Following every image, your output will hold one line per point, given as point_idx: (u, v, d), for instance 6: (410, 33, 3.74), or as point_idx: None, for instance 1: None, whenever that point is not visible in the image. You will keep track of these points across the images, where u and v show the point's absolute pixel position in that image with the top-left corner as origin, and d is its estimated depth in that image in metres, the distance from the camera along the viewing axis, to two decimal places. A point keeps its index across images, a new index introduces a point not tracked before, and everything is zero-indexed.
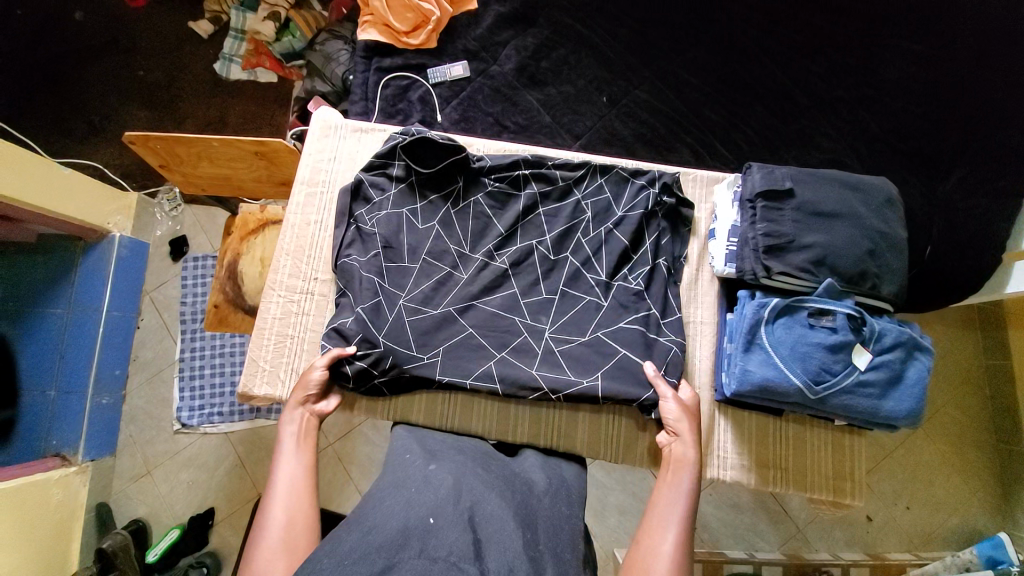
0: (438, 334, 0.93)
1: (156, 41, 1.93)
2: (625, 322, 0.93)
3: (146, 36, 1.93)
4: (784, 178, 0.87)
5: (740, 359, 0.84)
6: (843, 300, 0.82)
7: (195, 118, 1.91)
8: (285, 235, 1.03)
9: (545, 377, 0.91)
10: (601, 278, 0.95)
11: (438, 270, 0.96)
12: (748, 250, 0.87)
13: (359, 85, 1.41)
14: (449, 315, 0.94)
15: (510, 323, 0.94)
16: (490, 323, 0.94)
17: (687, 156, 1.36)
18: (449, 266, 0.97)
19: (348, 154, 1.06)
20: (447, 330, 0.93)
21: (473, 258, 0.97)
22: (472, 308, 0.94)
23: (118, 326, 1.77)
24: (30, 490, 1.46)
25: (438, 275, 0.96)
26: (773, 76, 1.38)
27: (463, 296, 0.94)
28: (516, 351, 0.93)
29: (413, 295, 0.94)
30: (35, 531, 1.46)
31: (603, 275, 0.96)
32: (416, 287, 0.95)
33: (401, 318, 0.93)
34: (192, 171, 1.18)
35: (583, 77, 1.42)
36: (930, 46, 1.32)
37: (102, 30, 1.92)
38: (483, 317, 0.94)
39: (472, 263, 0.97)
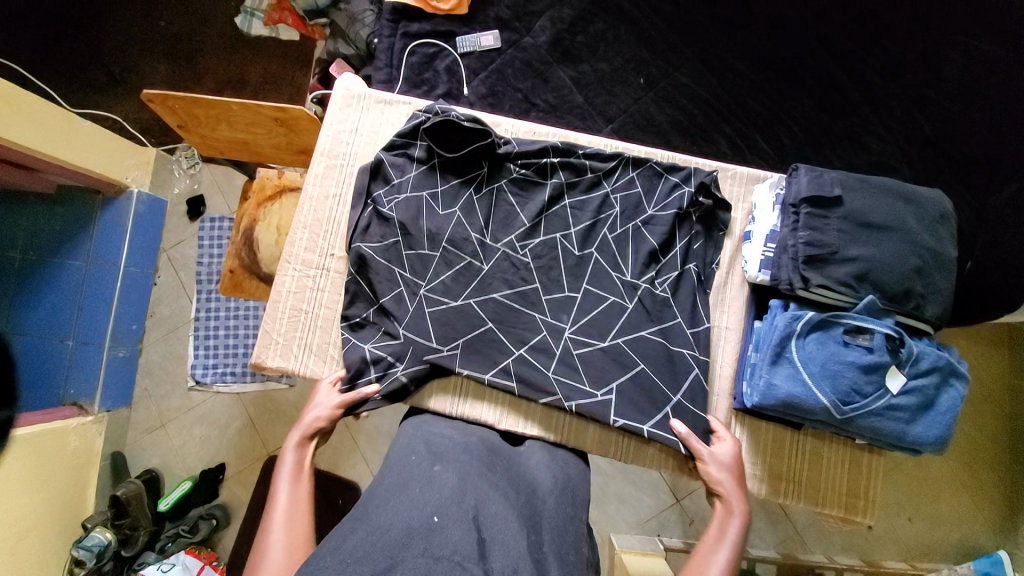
0: (456, 326, 0.91)
1: None
2: (648, 331, 0.90)
3: None
4: (833, 184, 0.82)
5: (766, 372, 0.80)
6: (883, 318, 0.78)
7: (214, 73, 1.86)
8: (302, 208, 1.00)
9: (562, 384, 0.89)
10: (626, 279, 0.92)
11: (459, 258, 0.93)
12: (786, 258, 0.82)
13: (384, 51, 1.35)
14: (468, 308, 0.92)
15: (529, 319, 0.92)
16: (509, 319, 0.92)
17: (723, 148, 1.29)
18: (470, 255, 0.94)
19: (371, 127, 1.02)
20: (465, 321, 0.91)
21: (495, 248, 0.94)
22: (490, 300, 0.92)
23: (135, 282, 1.78)
24: (48, 436, 1.51)
25: (458, 263, 0.93)
26: (824, 67, 1.29)
27: (483, 290, 0.93)
28: (533, 348, 0.91)
29: (432, 286, 0.92)
30: (53, 475, 1.51)
31: (628, 275, 0.92)
32: (436, 277, 0.93)
33: (420, 310, 0.91)
34: (211, 134, 1.15)
35: (620, 55, 1.34)
36: (1000, 44, 1.21)
37: None
38: (502, 310, 0.92)
39: (493, 253, 0.94)
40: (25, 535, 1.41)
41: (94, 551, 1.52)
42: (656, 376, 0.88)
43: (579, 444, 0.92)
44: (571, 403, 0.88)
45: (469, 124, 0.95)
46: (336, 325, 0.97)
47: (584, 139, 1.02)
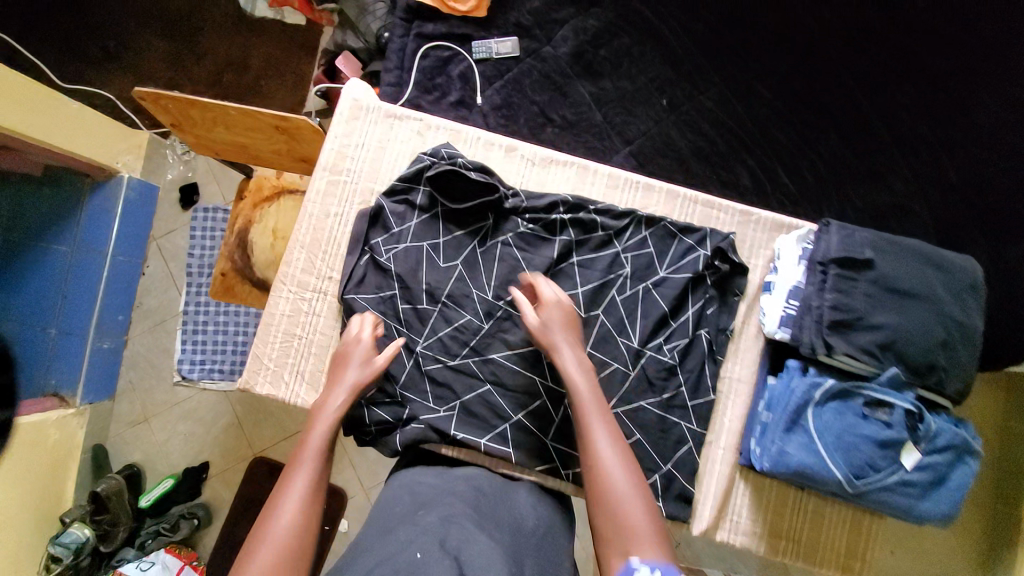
0: (455, 387, 0.92)
1: None
2: (647, 402, 0.88)
3: None
4: (864, 245, 0.78)
5: (779, 438, 0.77)
6: (904, 392, 0.75)
7: (214, 55, 1.76)
8: (300, 226, 0.96)
9: (558, 451, 0.91)
10: (632, 344, 0.89)
11: (459, 316, 0.93)
12: (810, 319, 0.78)
13: (395, 52, 1.28)
14: (467, 367, 0.92)
15: (529, 382, 0.91)
16: (508, 381, 0.91)
17: (742, 179, 1.24)
18: (470, 312, 0.93)
19: (377, 143, 0.97)
20: (464, 382, 0.92)
21: (497, 304, 0.92)
22: (490, 361, 0.92)
23: (122, 271, 1.71)
24: (26, 429, 1.47)
25: (458, 320, 0.92)
26: (853, 101, 1.24)
27: (481, 351, 0.92)
28: (532, 414, 0.91)
29: (429, 343, 0.92)
30: (31, 468, 1.47)
31: (635, 341, 0.89)
32: (435, 335, 0.92)
33: (417, 367, 0.92)
34: (206, 136, 1.09)
35: (643, 73, 1.27)
36: None
37: None
38: (500, 371, 0.91)
39: (494, 312, 0.92)
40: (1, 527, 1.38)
41: (72, 547, 1.49)
42: (649, 446, 0.86)
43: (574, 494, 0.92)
44: (567, 470, 0.91)
45: (476, 175, 0.94)
46: (330, 352, 0.93)
47: (603, 171, 0.97)
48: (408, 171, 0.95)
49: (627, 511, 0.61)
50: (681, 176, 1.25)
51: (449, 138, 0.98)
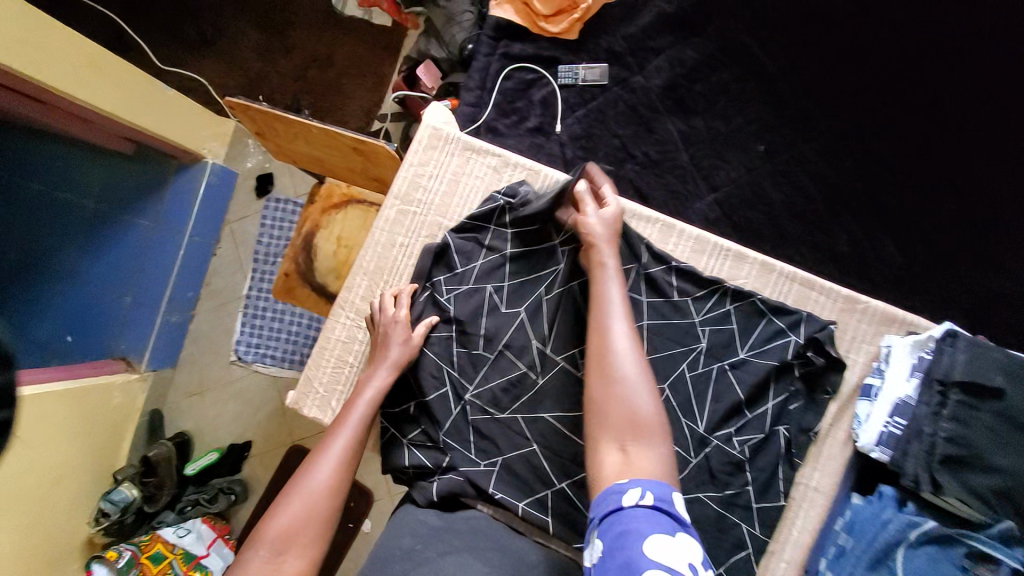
0: (499, 441, 0.87)
1: None
2: (706, 494, 0.77)
3: None
4: (998, 371, 0.66)
5: (854, 574, 0.68)
6: (1016, 548, 0.62)
7: (302, 51, 1.80)
8: (366, 253, 0.94)
9: None
10: (697, 430, 0.79)
11: (514, 367, 0.88)
12: (918, 447, 0.67)
13: (478, 70, 1.24)
14: (514, 423, 0.87)
15: (578, 449, 0.85)
16: (557, 444, 0.86)
17: (841, 244, 1.10)
18: (526, 365, 0.88)
19: (452, 176, 0.94)
20: (509, 437, 0.87)
21: (555, 361, 0.87)
22: (540, 420, 0.87)
23: (196, 251, 1.80)
24: (93, 389, 1.57)
25: (513, 372, 0.88)
26: (990, 169, 1.06)
27: (533, 407, 0.87)
28: (577, 484, 0.84)
29: (480, 392, 0.88)
30: (94, 427, 1.57)
31: (701, 426, 0.79)
32: (486, 384, 0.88)
33: (463, 415, 0.88)
34: (285, 145, 1.10)
35: (742, 115, 1.16)
36: None
37: None
38: (550, 433, 0.86)
39: (552, 368, 0.87)
40: (62, 481, 1.47)
41: (120, 505, 1.56)
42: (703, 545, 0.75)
43: None
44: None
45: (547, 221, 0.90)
46: None
47: (690, 232, 0.88)
48: (481, 210, 0.91)
49: (631, 403, 0.66)
50: (770, 233, 1.13)
51: (529, 178, 0.94)
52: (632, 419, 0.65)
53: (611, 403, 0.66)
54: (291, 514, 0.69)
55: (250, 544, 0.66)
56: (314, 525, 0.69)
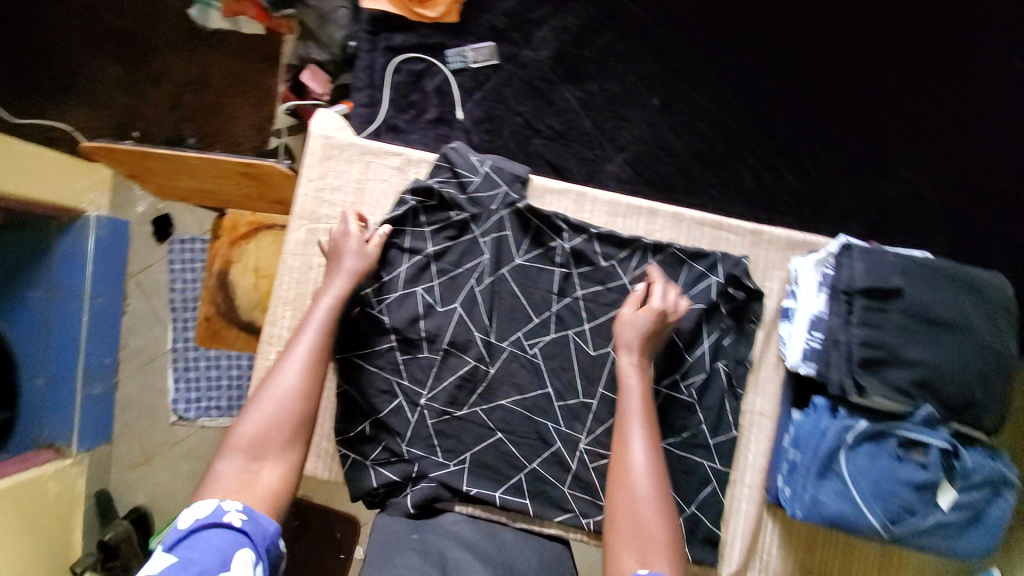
0: (463, 438, 0.87)
1: None
2: (666, 444, 0.82)
3: None
4: (892, 271, 0.72)
5: (811, 486, 0.72)
6: (939, 429, 0.70)
7: (172, 76, 1.64)
8: (282, 281, 0.88)
9: (576, 499, 0.86)
10: (645, 382, 0.83)
11: (462, 363, 0.87)
12: (838, 356, 0.72)
13: (364, 69, 1.19)
14: (475, 417, 0.87)
15: (540, 427, 0.87)
16: (519, 427, 0.87)
17: (744, 179, 1.16)
18: (474, 358, 0.87)
19: (356, 184, 0.90)
20: (473, 432, 0.87)
21: (501, 348, 0.88)
22: (499, 409, 0.87)
23: (105, 312, 1.65)
24: (25, 488, 1.41)
25: (462, 368, 0.87)
26: (856, 87, 1.15)
27: (490, 397, 0.87)
28: (546, 462, 0.87)
29: (434, 394, 0.86)
30: (36, 522, 1.44)
31: (648, 378, 0.84)
32: (439, 386, 0.86)
33: (423, 422, 0.86)
34: (170, 184, 1.02)
35: (632, 72, 1.18)
36: None
37: None
38: (512, 419, 0.87)
39: (500, 354, 0.87)
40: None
41: None
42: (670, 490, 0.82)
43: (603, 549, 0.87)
44: (588, 519, 0.85)
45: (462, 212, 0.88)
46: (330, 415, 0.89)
47: (602, 197, 0.90)
48: (392, 211, 0.88)
49: (648, 522, 0.68)
50: (680, 182, 1.17)
51: (434, 169, 0.90)
52: (639, 531, 0.67)
53: (631, 518, 0.68)
54: (259, 423, 0.70)
55: (222, 452, 0.68)
56: (285, 432, 0.71)
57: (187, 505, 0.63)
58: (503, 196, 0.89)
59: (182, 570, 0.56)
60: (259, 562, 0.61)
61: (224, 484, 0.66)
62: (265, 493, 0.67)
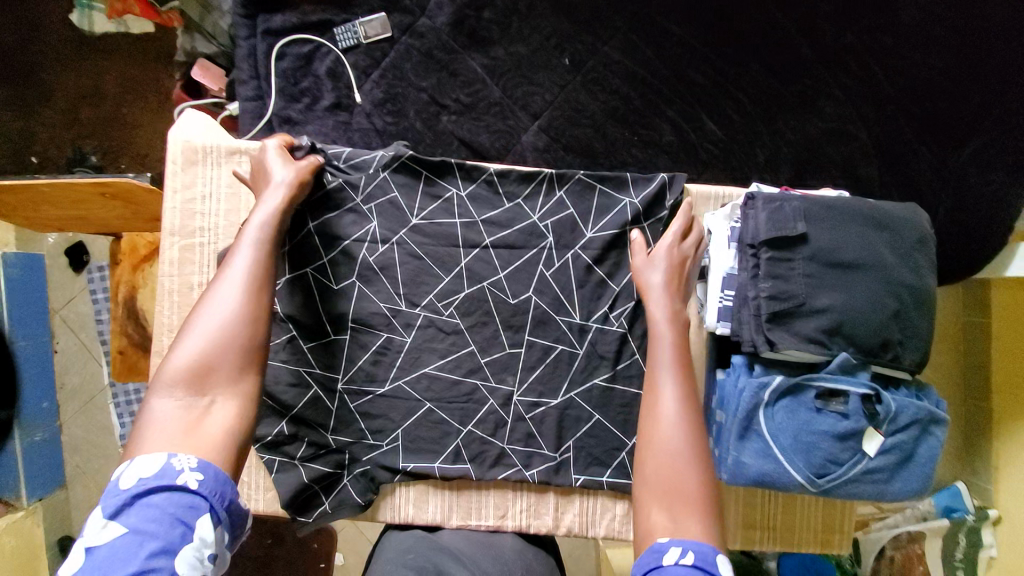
0: (392, 415, 0.83)
1: None
2: (599, 379, 0.84)
3: None
4: (796, 217, 0.68)
5: (732, 448, 0.70)
6: (858, 374, 0.67)
7: (62, 90, 1.50)
8: (163, 308, 0.81)
9: (518, 452, 0.84)
10: (574, 321, 0.85)
11: (375, 337, 0.84)
12: (748, 312, 0.69)
13: (245, 58, 1.08)
14: (400, 391, 0.83)
15: (470, 387, 0.84)
16: (447, 394, 0.84)
17: (667, 134, 1.10)
18: (385, 329, 0.84)
19: (228, 190, 0.82)
20: (400, 406, 0.83)
21: (414, 313, 0.84)
22: (424, 377, 0.84)
23: (35, 357, 1.51)
24: None
25: (375, 342, 0.84)
26: (773, 23, 1.09)
27: (412, 366, 0.84)
28: (480, 421, 0.84)
29: (350, 376, 0.83)
30: None
31: (577, 317, 0.85)
32: (354, 365, 0.83)
33: (345, 406, 0.83)
34: (34, 215, 0.92)
35: (538, 31, 1.10)
36: None
37: None
38: (440, 386, 0.84)
39: (414, 321, 0.84)
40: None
41: None
42: (611, 424, 0.84)
43: (543, 527, 0.84)
44: (531, 470, 0.83)
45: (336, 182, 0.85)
46: None
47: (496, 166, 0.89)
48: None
49: (684, 474, 0.62)
50: (600, 145, 1.11)
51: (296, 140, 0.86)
52: (674, 483, 0.61)
53: (663, 461, 0.63)
54: (196, 352, 0.61)
55: (156, 392, 0.58)
56: (232, 359, 0.62)
57: (124, 460, 0.54)
58: (382, 157, 0.86)
59: (133, 544, 0.49)
60: (220, 525, 0.55)
61: (165, 423, 0.57)
62: (217, 434, 0.59)
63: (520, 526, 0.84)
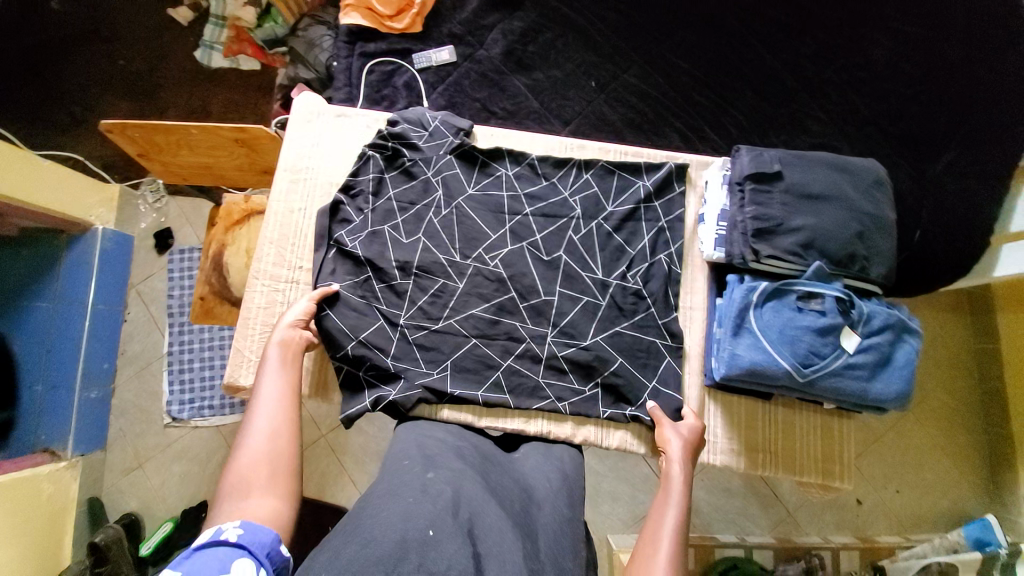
0: (443, 347, 0.98)
1: (130, 22, 1.77)
2: (621, 326, 0.99)
3: (115, 9, 1.77)
4: (773, 161, 0.88)
5: (729, 343, 0.84)
6: (831, 282, 0.82)
7: (177, 108, 1.75)
8: (268, 225, 1.04)
9: (551, 386, 0.97)
10: (597, 277, 1.01)
11: (433, 282, 1.00)
12: (737, 233, 0.88)
13: (342, 71, 1.39)
14: (450, 327, 0.98)
15: (510, 327, 0.99)
16: (489, 331, 0.98)
17: (675, 140, 1.35)
18: (442, 275, 1.01)
19: (330, 142, 1.09)
20: (450, 341, 0.98)
21: (466, 264, 1.01)
22: (470, 317, 0.99)
23: (105, 320, 1.61)
24: (18, 486, 1.33)
25: (433, 286, 1.00)
26: (762, 60, 1.36)
27: (462, 308, 0.99)
28: (519, 357, 0.98)
29: (411, 314, 0.99)
30: (28, 528, 1.34)
31: (599, 273, 1.01)
32: (414, 304, 0.99)
33: (405, 337, 0.98)
34: (171, 159, 1.31)
35: (571, 61, 1.39)
36: (919, 28, 1.31)
37: (80, 18, 1.75)
38: (482, 324, 0.98)
39: (465, 271, 1.01)
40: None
41: None
42: (632, 367, 0.97)
43: (561, 434, 0.97)
44: (564, 402, 0.96)
45: (410, 156, 1.06)
46: None
47: (540, 148, 1.10)
48: (357, 165, 1.04)
49: None
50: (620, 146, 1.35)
51: (386, 127, 1.08)
52: None
53: None
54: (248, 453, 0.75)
55: (223, 497, 0.71)
56: (268, 463, 0.75)
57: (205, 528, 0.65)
58: (449, 143, 1.07)
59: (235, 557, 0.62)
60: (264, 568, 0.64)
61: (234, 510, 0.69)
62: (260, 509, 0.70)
63: (542, 430, 0.96)
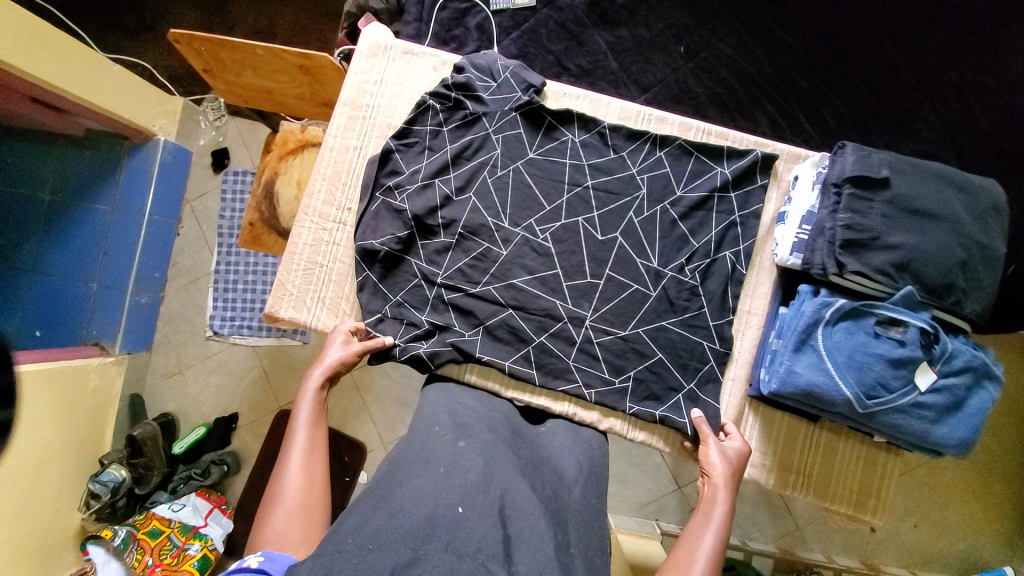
0: (478, 313, 0.95)
1: None
2: (668, 321, 0.94)
3: None
4: (881, 165, 0.78)
5: (788, 358, 0.78)
6: (919, 312, 0.74)
7: (244, 25, 1.70)
8: (321, 160, 1.02)
9: (581, 371, 0.94)
10: (652, 265, 0.95)
11: (477, 246, 0.97)
12: (822, 241, 0.80)
13: (415, 4, 1.31)
14: (488, 294, 0.95)
15: (549, 305, 0.95)
16: (528, 305, 0.95)
17: (762, 126, 1.23)
18: (487, 240, 0.97)
19: (394, 79, 1.04)
20: (486, 308, 0.95)
21: (514, 232, 0.97)
22: (510, 288, 0.95)
23: (159, 231, 1.67)
24: (66, 372, 1.43)
25: (476, 250, 0.97)
26: (880, 46, 1.19)
27: (503, 277, 0.96)
28: (554, 337, 0.95)
29: (449, 274, 0.96)
30: (73, 413, 1.46)
31: (654, 262, 0.95)
32: (454, 264, 0.96)
33: (439, 297, 0.96)
34: (233, 78, 1.29)
35: (662, 21, 1.26)
36: None
37: None
38: (521, 297, 0.95)
39: (512, 239, 0.97)
40: (42, 468, 1.36)
41: (109, 486, 1.44)
42: (672, 365, 0.93)
43: (587, 419, 0.94)
44: (590, 390, 0.93)
45: (472, 105, 1.00)
46: (349, 279, 0.99)
47: (616, 104, 1.02)
48: (415, 114, 0.99)
49: None
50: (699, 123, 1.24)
51: (452, 74, 1.01)
52: None
53: None
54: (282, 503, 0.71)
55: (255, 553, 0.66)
56: (301, 514, 0.71)
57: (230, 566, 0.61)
58: (517, 98, 0.99)
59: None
60: None
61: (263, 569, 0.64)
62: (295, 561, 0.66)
63: (568, 412, 0.95)
